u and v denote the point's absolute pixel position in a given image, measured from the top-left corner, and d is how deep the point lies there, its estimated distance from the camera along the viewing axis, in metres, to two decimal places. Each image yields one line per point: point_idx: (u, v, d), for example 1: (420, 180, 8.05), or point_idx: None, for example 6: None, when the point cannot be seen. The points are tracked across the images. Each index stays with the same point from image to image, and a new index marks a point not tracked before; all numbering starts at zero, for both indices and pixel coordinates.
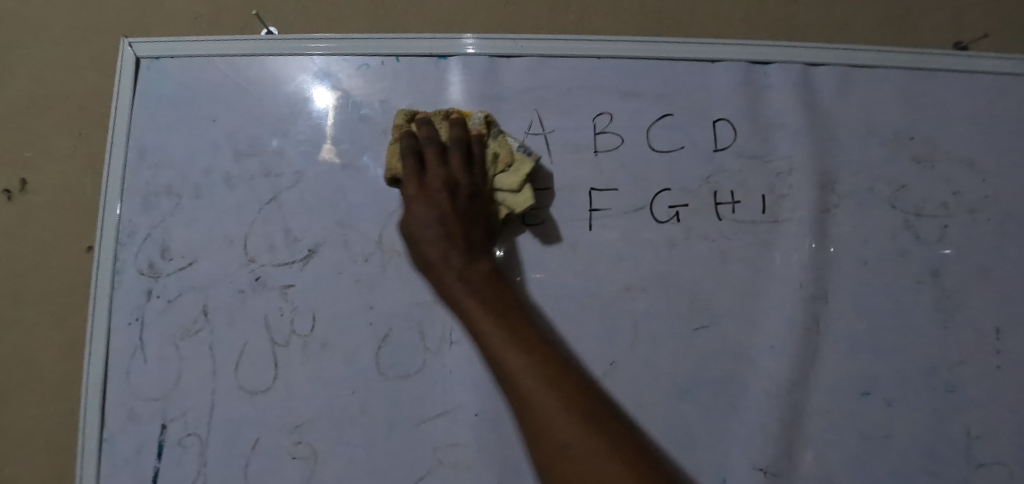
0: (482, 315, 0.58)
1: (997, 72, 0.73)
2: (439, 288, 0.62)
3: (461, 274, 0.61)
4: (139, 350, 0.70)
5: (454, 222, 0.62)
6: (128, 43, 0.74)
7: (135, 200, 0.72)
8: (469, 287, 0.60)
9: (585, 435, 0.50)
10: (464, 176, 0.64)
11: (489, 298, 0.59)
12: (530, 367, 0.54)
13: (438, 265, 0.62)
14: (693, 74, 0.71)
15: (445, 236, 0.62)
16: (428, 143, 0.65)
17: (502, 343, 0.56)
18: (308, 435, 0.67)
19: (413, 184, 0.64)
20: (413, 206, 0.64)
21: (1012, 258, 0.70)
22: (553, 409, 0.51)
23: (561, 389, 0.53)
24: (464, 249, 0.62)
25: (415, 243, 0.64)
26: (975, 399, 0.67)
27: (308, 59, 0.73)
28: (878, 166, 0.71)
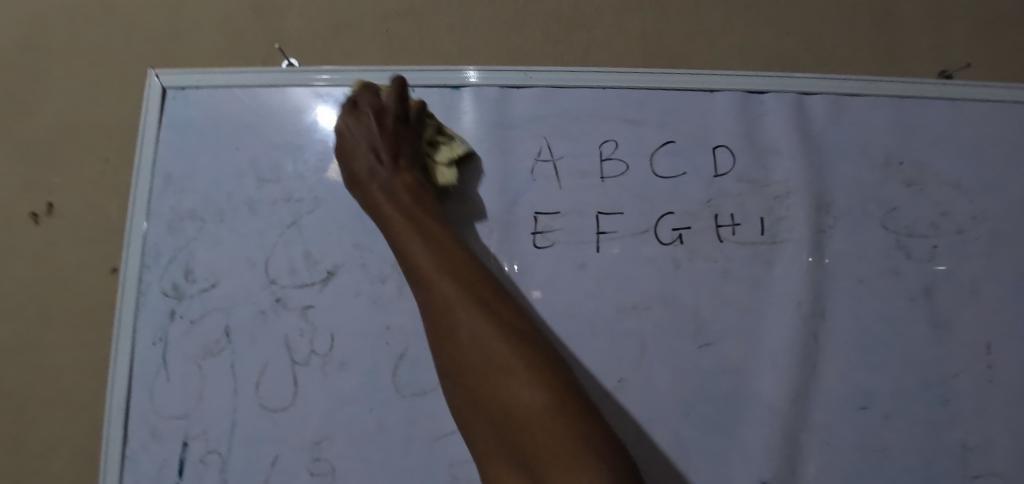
0: (397, 220, 0.64)
1: (982, 99, 0.77)
2: (365, 198, 0.69)
3: (384, 188, 0.66)
4: (161, 370, 0.72)
5: (380, 145, 0.68)
6: (155, 74, 0.78)
7: (160, 224, 0.75)
8: (390, 197, 0.66)
9: (484, 328, 0.55)
10: (391, 107, 0.69)
11: (405, 209, 0.64)
12: (438, 268, 0.59)
13: (365, 179, 0.68)
14: (693, 103, 0.75)
15: (372, 154, 0.68)
16: (363, 91, 0.72)
17: (409, 243, 0.62)
18: (327, 451, 0.69)
19: (350, 117, 0.71)
20: (349, 133, 0.70)
21: (1000, 275, 0.73)
22: (453, 300, 0.57)
23: (467, 288, 0.58)
24: (392, 164, 0.67)
25: (346, 158, 0.70)
26: (970, 412, 0.70)
27: (317, 89, 0.77)
28: (871, 189, 0.74)
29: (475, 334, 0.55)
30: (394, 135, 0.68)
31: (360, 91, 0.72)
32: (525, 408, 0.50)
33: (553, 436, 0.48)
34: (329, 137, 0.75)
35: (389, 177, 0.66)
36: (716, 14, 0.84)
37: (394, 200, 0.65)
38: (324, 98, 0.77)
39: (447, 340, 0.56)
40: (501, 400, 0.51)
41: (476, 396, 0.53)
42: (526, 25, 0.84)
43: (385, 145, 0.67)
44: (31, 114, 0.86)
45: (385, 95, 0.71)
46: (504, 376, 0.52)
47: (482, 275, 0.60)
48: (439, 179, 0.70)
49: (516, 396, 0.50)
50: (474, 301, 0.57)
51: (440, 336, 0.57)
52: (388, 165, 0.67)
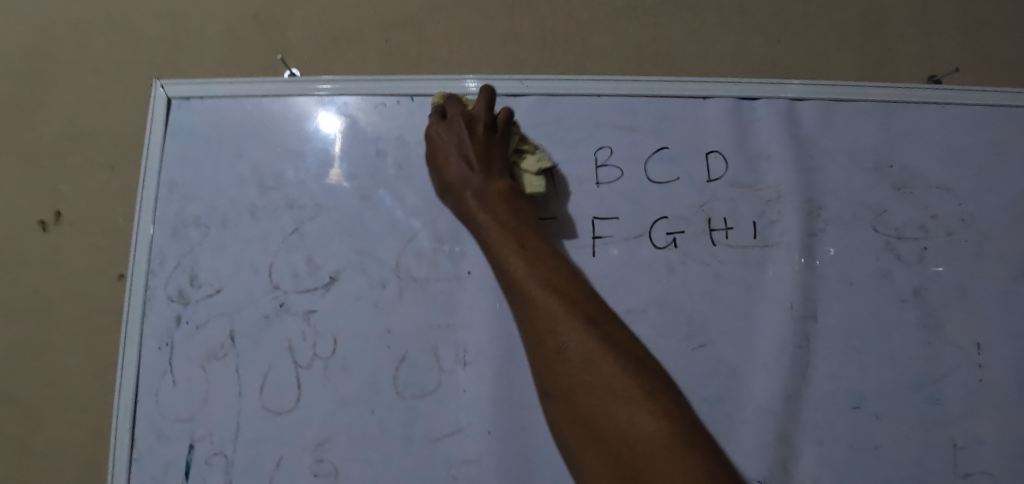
0: (495, 230, 0.65)
1: (970, 103, 0.78)
2: (459, 206, 0.69)
3: (479, 196, 0.67)
4: (168, 373, 0.74)
5: (472, 155, 0.69)
6: (160, 84, 0.80)
7: (166, 230, 0.76)
8: (486, 204, 0.67)
9: (585, 342, 0.55)
10: (485, 118, 0.71)
11: (503, 218, 0.66)
12: (538, 279, 0.60)
13: (458, 187, 0.69)
14: (685, 110, 0.77)
15: (467, 163, 0.69)
16: (450, 102, 0.74)
17: (512, 252, 0.63)
18: (329, 452, 0.70)
19: (443, 126, 0.72)
20: (441, 142, 0.72)
21: (989, 276, 0.75)
22: (558, 314, 0.58)
23: (569, 303, 0.58)
24: (486, 173, 0.68)
25: (438, 168, 0.71)
26: (959, 411, 0.71)
27: (318, 97, 0.78)
28: (861, 193, 0.76)
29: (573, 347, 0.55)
30: (486, 146, 0.70)
31: (444, 102, 0.74)
32: (645, 436, 0.48)
33: (669, 464, 0.46)
34: (330, 143, 0.77)
35: (482, 187, 0.68)
36: (708, 22, 0.86)
37: (490, 208, 0.66)
38: (325, 105, 0.78)
39: (547, 349, 0.57)
40: (607, 416, 0.51)
41: (580, 412, 0.54)
42: (522, 34, 0.86)
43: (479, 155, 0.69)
44: (38, 123, 0.88)
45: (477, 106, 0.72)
46: (614, 396, 0.51)
47: (575, 285, 0.60)
48: (525, 187, 0.71)
49: (619, 411, 0.51)
50: (576, 313, 0.57)
51: (539, 344, 0.58)
52: (483, 175, 0.68)
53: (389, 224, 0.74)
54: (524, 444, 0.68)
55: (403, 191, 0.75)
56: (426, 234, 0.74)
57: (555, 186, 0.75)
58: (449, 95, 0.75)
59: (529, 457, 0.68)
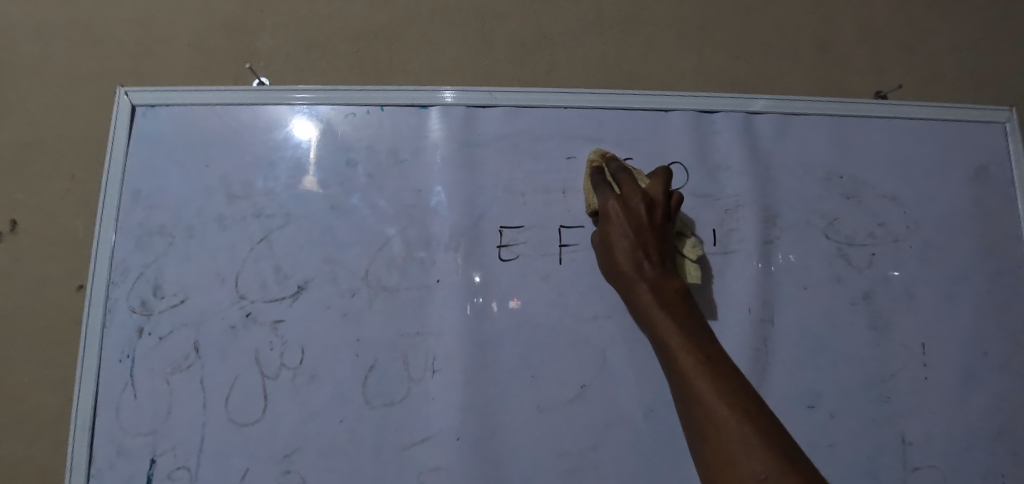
0: (676, 336, 0.62)
1: (913, 118, 0.83)
2: (627, 293, 0.67)
3: (654, 292, 0.65)
4: (129, 386, 0.72)
5: (650, 243, 0.66)
6: (124, 92, 0.78)
7: (130, 239, 0.75)
8: (662, 301, 0.64)
9: (778, 473, 0.49)
10: (660, 196, 0.69)
11: (682, 321, 0.63)
12: (728, 402, 0.55)
13: (628, 274, 0.67)
14: (648, 121, 0.79)
15: (638, 246, 0.66)
16: (619, 170, 0.70)
17: (694, 365, 0.59)
18: (297, 463, 0.70)
19: (618, 201, 0.68)
20: (612, 221, 0.69)
21: (933, 281, 0.79)
22: (749, 439, 0.52)
23: (764, 433, 0.52)
24: (659, 265, 0.66)
25: (607, 251, 0.69)
26: (906, 408, 0.76)
27: (291, 106, 0.78)
28: (814, 202, 0.80)
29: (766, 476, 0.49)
30: (662, 233, 0.68)
31: (607, 169, 0.72)
32: None
33: None
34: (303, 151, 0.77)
35: (659, 282, 0.65)
36: (670, 38, 0.89)
37: (670, 308, 0.64)
38: (299, 114, 0.78)
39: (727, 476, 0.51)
40: None
41: None
42: (492, 47, 0.88)
43: (656, 245, 0.67)
44: None
45: (653, 184, 0.70)
46: None
47: (766, 410, 0.54)
48: (683, 274, 0.72)
49: None
50: (770, 440, 0.51)
51: (716, 467, 0.53)
52: (658, 268, 0.66)
53: (359, 233, 0.75)
54: (493, 449, 0.69)
55: (374, 201, 0.75)
56: (396, 242, 0.74)
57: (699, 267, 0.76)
58: (615, 160, 0.72)
59: (500, 462, 0.69)
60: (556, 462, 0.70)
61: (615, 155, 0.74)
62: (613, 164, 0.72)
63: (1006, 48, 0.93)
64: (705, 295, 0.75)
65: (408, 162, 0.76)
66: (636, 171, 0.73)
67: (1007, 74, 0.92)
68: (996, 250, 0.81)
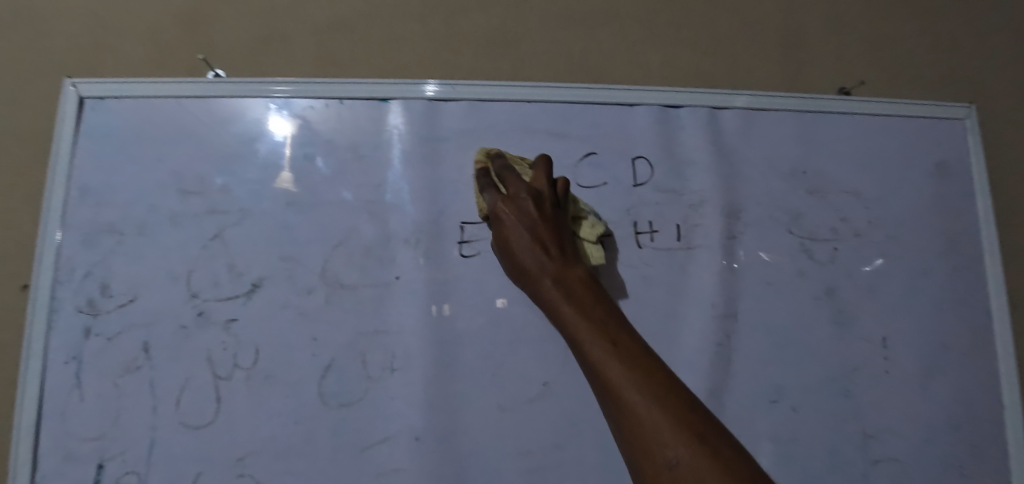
0: (581, 324, 0.56)
1: (875, 115, 0.84)
2: (535, 293, 0.63)
3: (558, 284, 0.60)
4: (75, 389, 0.69)
5: (545, 235, 0.63)
6: (72, 83, 0.75)
7: (76, 236, 0.72)
8: (565, 292, 0.59)
9: (700, 457, 0.43)
10: (546, 186, 0.67)
11: (587, 307, 0.57)
12: (634, 384, 0.49)
13: (532, 272, 0.63)
14: (614, 116, 0.79)
15: (533, 240, 0.63)
16: (502, 169, 0.69)
17: (602, 352, 0.52)
18: (253, 466, 0.68)
19: (505, 199, 0.66)
20: (504, 217, 0.66)
21: (894, 275, 0.80)
22: (659, 422, 0.46)
23: (672, 409, 0.47)
24: (557, 253, 0.62)
25: (507, 251, 0.66)
26: (868, 402, 0.76)
27: (268, 99, 0.75)
28: (778, 197, 0.80)
29: (684, 464, 0.43)
30: (554, 223, 0.65)
31: (496, 168, 0.70)
32: None
33: None
34: (279, 148, 0.74)
35: (562, 273, 0.61)
36: (637, 33, 0.89)
37: (573, 298, 0.58)
38: (277, 108, 0.75)
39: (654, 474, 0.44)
40: None
41: None
42: (457, 40, 0.86)
43: (549, 235, 0.63)
44: None
45: (535, 174, 0.68)
46: None
47: (680, 389, 0.49)
48: (587, 258, 0.70)
49: None
50: (684, 419, 0.46)
51: (641, 462, 0.46)
52: (559, 260, 0.62)
53: (316, 229, 0.73)
54: (455, 450, 0.68)
55: (333, 196, 0.73)
56: (356, 239, 0.72)
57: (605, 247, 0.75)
58: (501, 158, 0.71)
59: (461, 462, 0.68)
60: (519, 461, 0.69)
61: (500, 152, 0.73)
62: (498, 163, 0.71)
63: (969, 45, 0.93)
64: (607, 273, 0.75)
65: (368, 157, 0.74)
66: (516, 161, 0.73)
67: (968, 69, 0.93)
68: (956, 245, 0.82)
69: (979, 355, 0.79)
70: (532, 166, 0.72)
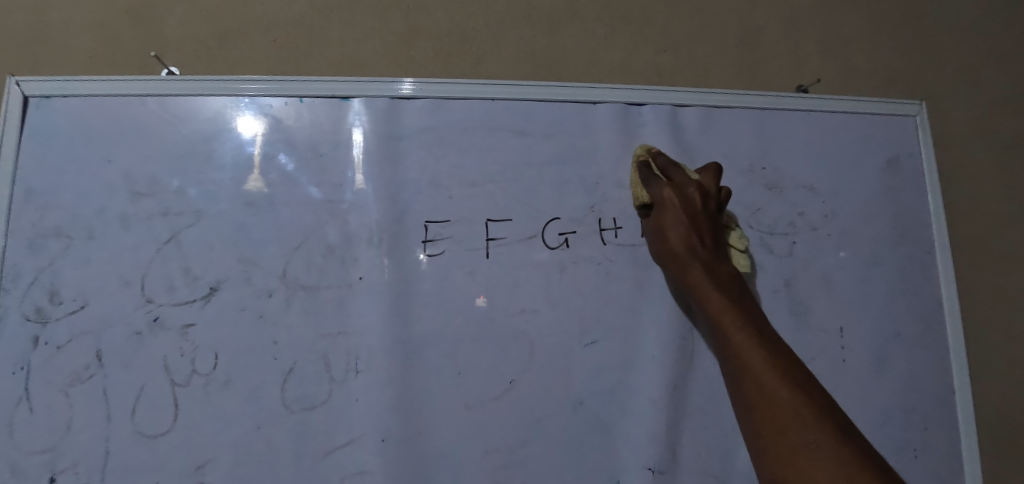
0: (728, 311, 0.63)
1: (829, 111, 0.86)
2: (677, 274, 0.69)
3: (711, 279, 0.66)
4: (23, 400, 0.66)
5: (703, 229, 0.68)
6: (15, 81, 0.72)
7: (22, 243, 0.69)
8: (714, 278, 0.66)
9: (830, 439, 0.51)
10: (713, 185, 0.70)
11: (736, 298, 0.64)
12: (782, 374, 0.57)
13: (680, 257, 0.69)
14: (576, 114, 0.79)
15: (693, 230, 0.68)
16: (667, 166, 0.72)
17: (747, 342, 0.60)
18: (213, 474, 0.66)
19: (673, 190, 0.70)
20: (667, 208, 0.70)
21: (849, 267, 0.82)
22: (804, 410, 0.54)
23: (818, 406, 0.54)
24: (704, 246, 0.67)
25: (659, 237, 0.72)
26: (824, 390, 0.79)
27: (240, 96, 0.73)
28: (737, 193, 0.82)
29: (817, 444, 0.51)
30: (713, 217, 0.69)
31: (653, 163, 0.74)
32: None
33: None
34: (246, 147, 0.73)
35: (716, 270, 0.66)
36: (599, 31, 0.89)
37: (726, 292, 0.65)
38: (246, 105, 0.74)
39: (783, 451, 0.53)
40: None
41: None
42: (418, 37, 0.85)
43: (708, 230, 0.68)
44: None
45: (704, 178, 0.71)
46: None
47: (822, 390, 0.56)
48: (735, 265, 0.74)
49: None
50: (823, 411, 0.53)
51: (768, 437, 0.54)
52: (710, 251, 0.68)
53: (275, 231, 0.71)
54: (420, 449, 0.68)
55: (292, 196, 0.72)
56: (316, 240, 0.71)
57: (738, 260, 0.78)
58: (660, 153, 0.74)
59: (427, 461, 0.68)
60: (485, 459, 0.69)
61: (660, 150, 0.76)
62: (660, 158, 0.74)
63: (917, 43, 0.97)
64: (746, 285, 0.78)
65: (327, 156, 0.73)
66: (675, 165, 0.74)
67: (917, 67, 0.96)
68: (907, 237, 0.85)
69: (929, 342, 0.82)
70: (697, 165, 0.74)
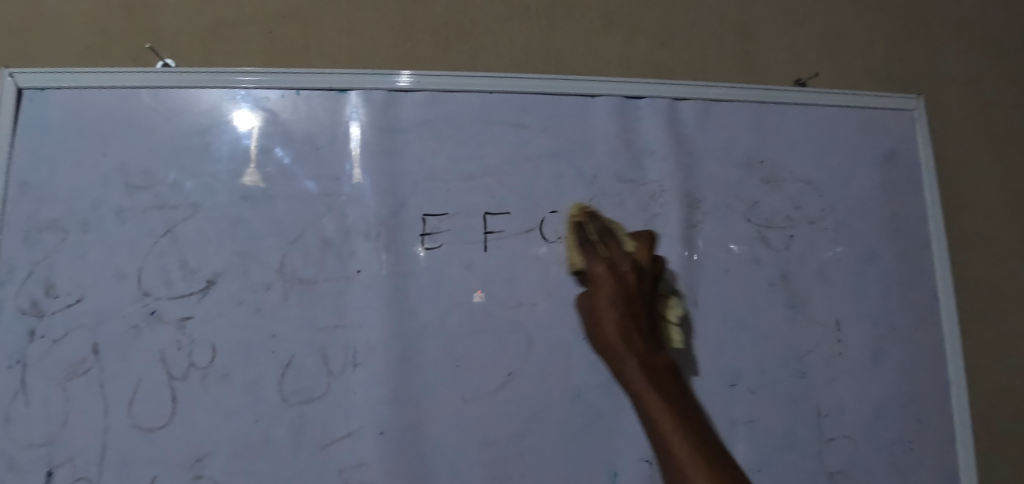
0: (663, 414, 0.61)
1: (827, 105, 0.86)
2: (615, 367, 0.66)
3: (643, 367, 0.64)
4: (20, 394, 0.66)
5: (640, 313, 0.67)
6: (9, 73, 0.71)
7: (16, 236, 0.68)
8: (654, 374, 0.64)
9: None
10: (648, 260, 0.70)
11: (673, 398, 0.62)
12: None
13: (617, 347, 0.66)
14: (574, 107, 0.79)
15: (630, 316, 0.66)
16: (599, 233, 0.71)
17: (682, 450, 0.57)
18: (211, 467, 0.66)
19: (607, 267, 0.68)
20: (601, 286, 0.67)
21: (845, 261, 0.83)
22: None
23: None
24: (641, 333, 0.66)
25: (594, 319, 0.68)
26: (820, 383, 0.79)
27: (235, 89, 0.73)
28: (735, 186, 0.82)
29: None
30: (646, 299, 0.68)
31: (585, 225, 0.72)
32: None
33: None
34: (242, 140, 0.72)
35: (647, 356, 0.65)
36: (597, 24, 0.89)
37: (655, 380, 0.63)
38: (243, 98, 0.73)
39: None
40: None
41: None
42: (415, 30, 0.85)
43: (643, 314, 0.67)
44: None
45: (638, 247, 0.71)
46: None
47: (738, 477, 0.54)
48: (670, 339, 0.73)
49: None
50: None
51: None
52: (645, 338, 0.66)
53: (272, 224, 0.71)
54: (419, 442, 0.68)
55: (288, 189, 0.72)
56: (313, 234, 0.71)
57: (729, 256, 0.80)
58: (592, 212, 0.73)
59: (426, 454, 0.68)
60: (484, 452, 0.69)
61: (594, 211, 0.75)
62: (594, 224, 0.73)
63: (915, 37, 0.97)
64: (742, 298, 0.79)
65: (324, 149, 0.73)
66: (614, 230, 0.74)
67: (915, 61, 0.96)
68: (903, 231, 0.85)
69: (925, 336, 0.83)
70: (631, 235, 0.74)
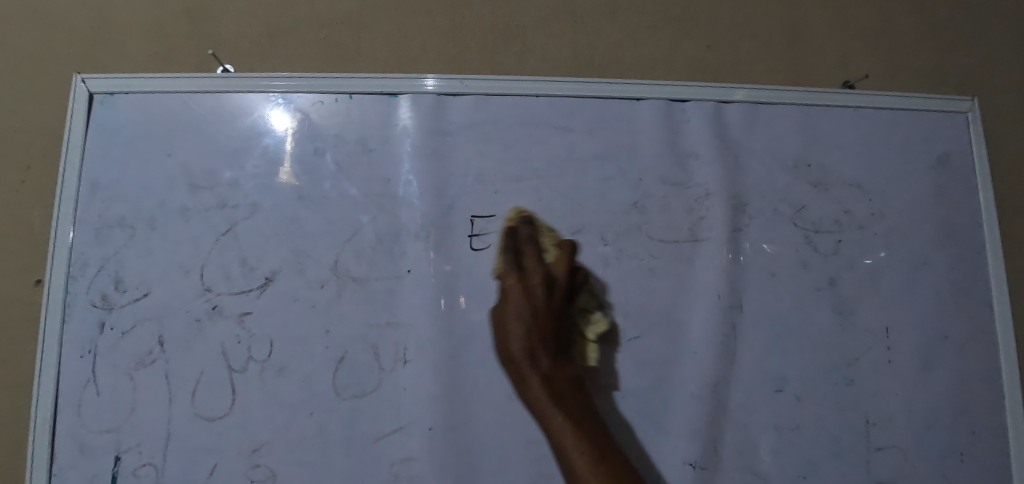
0: (562, 429, 0.65)
1: (877, 107, 0.84)
2: (519, 381, 0.69)
3: (545, 383, 0.67)
4: (91, 383, 0.70)
5: (546, 329, 0.68)
6: (82, 78, 0.75)
7: (87, 232, 0.72)
8: (555, 391, 0.67)
9: None
10: (563, 275, 0.70)
11: (574, 413, 0.66)
12: None
13: (521, 364, 0.68)
14: (620, 109, 0.79)
15: (534, 333, 0.68)
16: (525, 244, 0.72)
17: (582, 464, 0.63)
18: (267, 456, 0.69)
19: (519, 281, 0.69)
20: (512, 301, 0.69)
21: (896, 266, 0.81)
22: None
23: None
24: (550, 351, 0.68)
25: (501, 333, 0.70)
26: (869, 391, 0.78)
27: (269, 93, 0.76)
28: (782, 190, 0.81)
29: None
30: (558, 314, 0.69)
31: (517, 232, 0.73)
32: None
33: None
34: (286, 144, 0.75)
35: (551, 371, 0.67)
36: (641, 27, 0.89)
37: (555, 396, 0.66)
38: (278, 102, 0.76)
39: None
40: None
41: None
42: (463, 34, 0.87)
43: (551, 331, 0.68)
44: None
45: (557, 260, 0.71)
46: None
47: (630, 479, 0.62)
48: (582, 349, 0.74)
49: None
50: None
51: None
52: (551, 354, 0.68)
53: (326, 223, 0.73)
54: (466, 439, 0.70)
55: (341, 191, 0.74)
56: (365, 233, 0.73)
57: (776, 260, 0.79)
58: (526, 218, 0.74)
59: (473, 451, 0.69)
60: (530, 450, 0.70)
61: (533, 216, 0.75)
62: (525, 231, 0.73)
63: (970, 38, 0.94)
64: (788, 303, 0.78)
65: (376, 151, 0.75)
66: (542, 232, 0.75)
67: (970, 62, 0.93)
68: (958, 236, 0.83)
69: (979, 344, 0.81)
70: (555, 241, 0.74)
